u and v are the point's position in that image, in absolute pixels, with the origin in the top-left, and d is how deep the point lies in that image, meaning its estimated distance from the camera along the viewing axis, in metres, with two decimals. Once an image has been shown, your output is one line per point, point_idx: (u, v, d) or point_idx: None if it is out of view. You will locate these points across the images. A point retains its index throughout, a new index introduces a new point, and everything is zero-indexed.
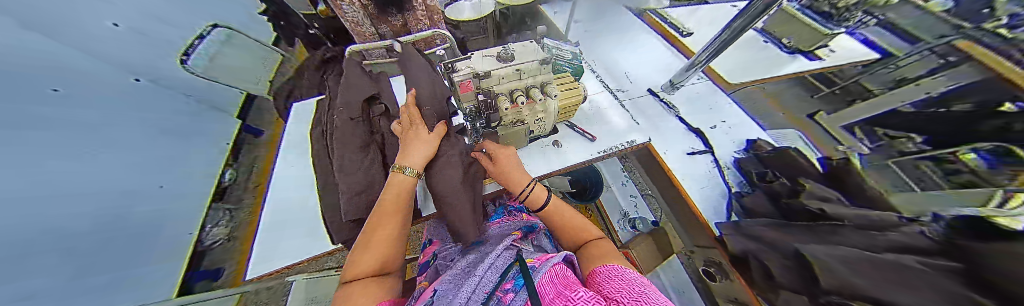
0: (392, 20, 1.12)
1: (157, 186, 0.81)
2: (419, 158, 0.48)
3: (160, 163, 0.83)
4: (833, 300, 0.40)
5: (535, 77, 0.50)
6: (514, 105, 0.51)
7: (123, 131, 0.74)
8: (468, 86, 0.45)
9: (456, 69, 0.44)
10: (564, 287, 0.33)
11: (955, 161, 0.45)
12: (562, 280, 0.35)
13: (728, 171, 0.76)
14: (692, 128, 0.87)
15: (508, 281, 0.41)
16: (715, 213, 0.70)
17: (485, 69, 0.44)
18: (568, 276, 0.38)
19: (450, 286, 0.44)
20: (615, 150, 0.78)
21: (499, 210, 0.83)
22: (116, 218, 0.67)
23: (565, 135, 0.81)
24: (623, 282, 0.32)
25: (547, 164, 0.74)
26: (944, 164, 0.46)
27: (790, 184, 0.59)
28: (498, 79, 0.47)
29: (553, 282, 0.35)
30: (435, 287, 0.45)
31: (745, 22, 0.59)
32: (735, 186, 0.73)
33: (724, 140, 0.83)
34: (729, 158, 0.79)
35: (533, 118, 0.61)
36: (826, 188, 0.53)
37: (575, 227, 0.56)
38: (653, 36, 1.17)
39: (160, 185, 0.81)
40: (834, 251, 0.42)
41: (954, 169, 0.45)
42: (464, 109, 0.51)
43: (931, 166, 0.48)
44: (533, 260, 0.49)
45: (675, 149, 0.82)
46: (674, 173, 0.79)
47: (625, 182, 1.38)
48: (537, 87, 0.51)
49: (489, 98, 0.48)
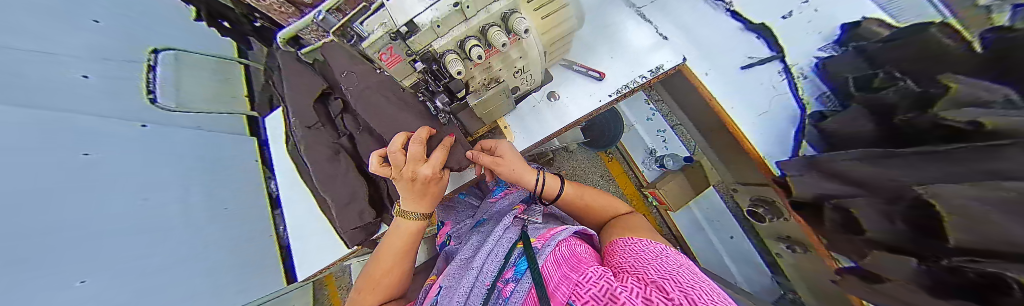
0: None
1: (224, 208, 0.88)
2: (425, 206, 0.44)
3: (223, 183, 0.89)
4: (961, 262, 0.26)
5: (490, 7, 0.31)
6: (472, 64, 0.35)
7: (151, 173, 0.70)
8: (392, 56, 0.32)
9: (364, 33, 0.29)
10: (570, 268, 0.28)
11: None
12: (571, 260, 0.30)
13: (805, 82, 0.58)
14: (751, 27, 0.64)
15: (510, 268, 0.34)
16: (776, 146, 0.59)
17: (405, 19, 0.28)
18: (572, 253, 0.33)
19: (454, 279, 0.39)
20: (630, 90, 0.62)
21: (501, 183, 0.73)
22: (201, 245, 0.78)
23: (562, 81, 0.64)
24: (645, 259, 0.25)
25: (546, 126, 0.63)
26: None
27: (910, 87, 0.37)
28: (432, 31, 0.29)
29: (558, 262, 0.30)
30: (439, 284, 0.40)
31: None
32: (813, 104, 0.57)
33: (801, 34, 0.60)
34: (807, 61, 0.58)
35: (510, 72, 0.44)
36: (976, 81, 0.30)
37: (602, 206, 0.52)
38: None
39: (224, 207, 0.87)
40: (950, 185, 0.27)
41: None
42: (406, 84, 0.38)
43: None
44: (536, 238, 0.42)
45: (721, 68, 0.65)
46: (721, 106, 0.63)
47: (651, 116, 1.15)
48: (498, 25, 0.33)
49: (432, 64, 0.34)
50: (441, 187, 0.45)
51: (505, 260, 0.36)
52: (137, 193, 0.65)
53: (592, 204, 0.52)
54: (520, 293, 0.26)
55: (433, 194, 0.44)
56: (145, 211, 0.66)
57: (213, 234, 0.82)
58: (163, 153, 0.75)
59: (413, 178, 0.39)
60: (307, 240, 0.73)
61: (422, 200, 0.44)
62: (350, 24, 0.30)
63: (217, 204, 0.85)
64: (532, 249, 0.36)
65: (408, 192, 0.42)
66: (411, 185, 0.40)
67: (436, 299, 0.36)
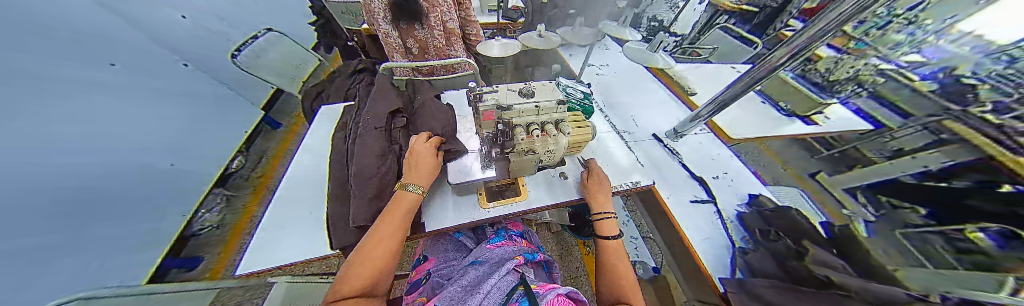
0: (419, 33, 1.07)
1: (168, 165, 1.05)
2: (422, 180, 0.54)
3: (183, 147, 1.12)
4: None
5: (551, 114, 0.54)
6: (528, 136, 0.53)
7: (104, 118, 0.87)
8: (490, 115, 0.49)
9: (482, 100, 0.49)
10: None
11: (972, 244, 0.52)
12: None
13: (732, 226, 0.78)
14: (695, 176, 0.94)
15: (513, 302, 0.37)
16: (721, 266, 0.69)
17: (508, 103, 0.49)
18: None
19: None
20: (620, 189, 0.80)
21: (499, 233, 0.77)
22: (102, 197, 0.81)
23: (572, 168, 0.85)
24: None
25: (550, 195, 0.76)
26: (954, 241, 0.55)
27: (795, 247, 0.62)
28: (517, 113, 0.50)
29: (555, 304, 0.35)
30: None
31: (744, 86, 0.71)
32: (739, 241, 0.75)
33: (728, 192, 0.89)
34: (732, 210, 0.83)
35: (544, 149, 0.64)
36: (831, 256, 0.54)
37: (621, 281, 0.50)
38: (658, 85, 1.33)
39: (169, 164, 1.05)
40: None
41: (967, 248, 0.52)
42: (483, 133, 0.55)
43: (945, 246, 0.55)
44: (536, 286, 0.46)
45: (679, 196, 0.88)
46: (678, 221, 0.81)
47: (626, 221, 1.25)
48: (551, 122, 0.55)
49: (506, 128, 0.53)
50: (433, 168, 0.58)
51: (509, 296, 0.38)
52: (71, 121, 0.77)
53: (618, 277, 0.52)
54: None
55: (424, 170, 0.56)
56: (75, 137, 0.78)
57: (151, 185, 0.96)
58: (136, 107, 0.99)
59: (413, 152, 0.58)
60: (275, 223, 0.64)
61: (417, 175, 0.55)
62: (475, 95, 0.51)
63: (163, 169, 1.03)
64: (534, 293, 0.40)
65: (408, 167, 0.56)
66: (411, 157, 0.57)
67: None
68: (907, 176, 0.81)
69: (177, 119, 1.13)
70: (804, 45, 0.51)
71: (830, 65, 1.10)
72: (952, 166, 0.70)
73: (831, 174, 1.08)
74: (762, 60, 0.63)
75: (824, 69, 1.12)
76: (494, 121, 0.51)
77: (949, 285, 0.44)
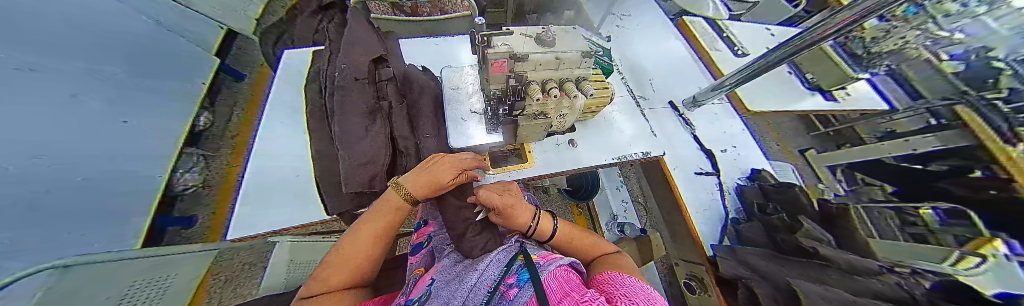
0: None
1: (120, 121, 0.80)
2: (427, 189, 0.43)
3: (122, 99, 0.82)
4: None
5: (573, 70, 0.45)
6: (544, 97, 0.45)
7: None
8: (502, 66, 0.39)
9: (491, 45, 0.38)
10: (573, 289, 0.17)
11: (911, 213, 0.56)
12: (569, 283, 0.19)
13: (729, 196, 0.84)
14: (704, 149, 0.93)
15: (512, 276, 0.26)
16: (712, 235, 0.80)
17: (524, 52, 0.38)
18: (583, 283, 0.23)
19: (444, 284, 0.34)
20: (629, 160, 0.78)
21: None
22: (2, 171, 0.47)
23: (582, 135, 0.80)
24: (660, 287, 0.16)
25: (560, 163, 0.73)
26: (902, 214, 0.57)
27: (790, 221, 0.67)
28: (534, 65, 0.41)
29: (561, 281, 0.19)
30: (433, 275, 0.41)
31: (782, 55, 0.59)
32: (732, 212, 0.82)
33: (732, 165, 0.90)
34: (733, 183, 0.87)
35: (557, 113, 0.56)
36: (822, 231, 0.61)
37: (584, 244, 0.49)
38: (682, 44, 1.17)
39: (123, 120, 0.81)
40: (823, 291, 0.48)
41: (910, 223, 0.55)
42: (491, 90, 0.47)
43: (892, 218, 0.58)
44: (537, 257, 0.36)
45: (684, 167, 0.89)
46: (681, 194, 0.86)
47: (619, 186, 1.28)
48: (572, 80, 0.46)
49: (519, 85, 0.44)
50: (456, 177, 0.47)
51: (507, 269, 0.28)
52: None
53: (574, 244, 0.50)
54: (525, 297, 0.17)
55: (438, 181, 0.44)
56: None
57: (83, 150, 0.67)
58: None
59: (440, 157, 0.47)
60: None
61: (431, 181, 0.43)
62: (484, 38, 0.39)
63: (96, 135, 0.71)
64: (536, 264, 0.28)
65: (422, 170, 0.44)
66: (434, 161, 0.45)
67: (430, 288, 0.34)
68: (890, 157, 0.67)
69: (78, 54, 0.73)
70: (868, 11, 0.39)
71: (880, 35, 0.89)
72: (914, 152, 0.63)
73: (821, 151, 0.86)
74: (815, 26, 0.50)
75: (868, 39, 0.90)
76: (508, 76, 0.42)
77: (906, 256, 0.50)
